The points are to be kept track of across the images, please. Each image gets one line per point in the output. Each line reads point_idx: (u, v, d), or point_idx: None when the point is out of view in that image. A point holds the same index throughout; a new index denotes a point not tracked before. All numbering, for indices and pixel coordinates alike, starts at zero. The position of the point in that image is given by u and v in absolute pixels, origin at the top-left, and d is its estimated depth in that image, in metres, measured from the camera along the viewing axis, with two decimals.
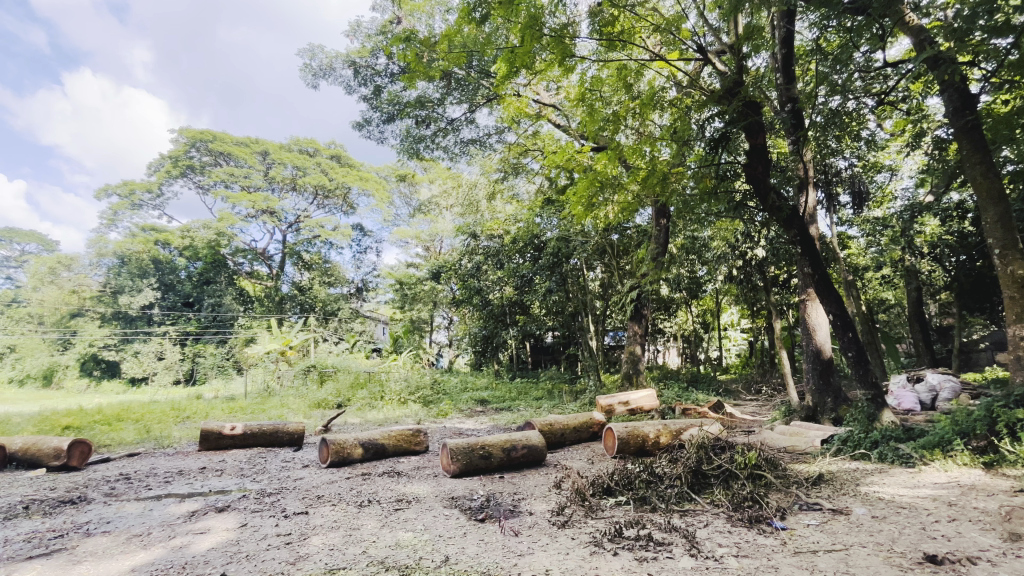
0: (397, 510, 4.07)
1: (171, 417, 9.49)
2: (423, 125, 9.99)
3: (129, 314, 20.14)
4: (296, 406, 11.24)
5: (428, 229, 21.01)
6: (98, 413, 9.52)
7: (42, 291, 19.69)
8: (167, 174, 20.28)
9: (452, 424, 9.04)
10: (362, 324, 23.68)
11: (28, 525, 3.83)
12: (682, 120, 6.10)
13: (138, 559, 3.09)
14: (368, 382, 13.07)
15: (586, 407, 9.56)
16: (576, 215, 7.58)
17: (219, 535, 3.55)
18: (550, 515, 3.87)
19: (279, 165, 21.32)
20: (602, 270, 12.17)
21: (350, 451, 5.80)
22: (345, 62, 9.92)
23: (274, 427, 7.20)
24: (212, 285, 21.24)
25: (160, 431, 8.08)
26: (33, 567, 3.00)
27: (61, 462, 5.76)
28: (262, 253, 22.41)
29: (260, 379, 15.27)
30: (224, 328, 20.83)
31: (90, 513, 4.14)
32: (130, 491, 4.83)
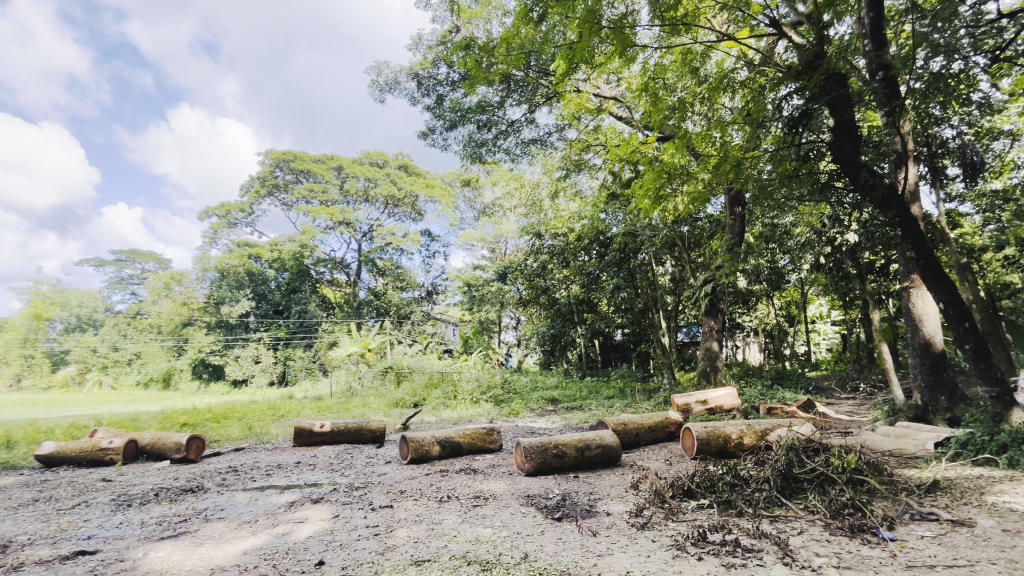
0: (476, 506, 4.17)
1: (268, 416, 10.39)
2: (485, 129, 10.16)
3: (230, 322, 22.27)
4: (376, 405, 11.87)
5: (493, 231, 21.38)
6: (208, 411, 10.64)
7: (160, 304, 22.37)
8: (257, 194, 22.26)
9: (524, 423, 9.11)
10: (433, 326, 24.57)
11: (158, 510, 4.37)
12: (755, 101, 5.72)
13: (249, 544, 3.41)
14: (441, 381, 13.53)
15: (661, 406, 9.25)
16: (643, 209, 7.36)
17: (315, 524, 3.83)
18: (628, 516, 3.79)
19: (352, 179, 22.66)
20: (672, 264, 11.70)
21: (428, 449, 6.03)
22: (409, 75, 10.32)
23: (358, 425, 7.64)
24: (298, 293, 23.02)
25: (260, 428, 8.89)
26: (166, 546, 3.41)
27: (181, 455, 6.48)
28: (341, 261, 23.94)
29: (343, 379, 16.30)
30: (310, 333, 22.43)
31: (206, 501, 4.63)
32: (237, 482, 5.35)
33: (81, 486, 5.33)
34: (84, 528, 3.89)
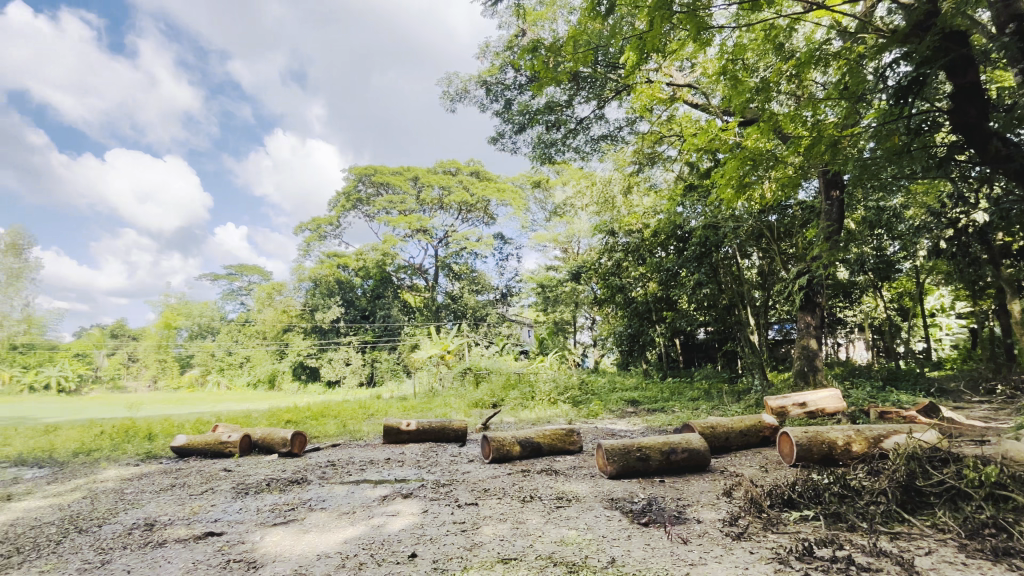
0: (559, 508, 4.15)
1: (360, 414, 11.11)
2: (554, 129, 10.13)
3: (323, 327, 24.09)
4: (457, 405, 12.26)
5: (565, 231, 21.30)
6: (307, 410, 11.59)
7: (265, 312, 24.77)
8: (343, 208, 23.94)
9: (605, 425, 8.95)
10: (509, 328, 24.94)
11: (271, 498, 4.83)
12: (852, 74, 5.17)
13: (348, 534, 3.66)
14: (519, 382, 13.71)
15: (753, 408, 8.65)
16: (725, 200, 6.95)
17: (407, 518, 4.02)
18: (721, 525, 3.59)
19: (428, 188, 23.65)
20: (759, 257, 10.93)
21: (509, 448, 6.12)
22: (478, 83, 10.53)
23: (442, 424, 7.93)
24: (382, 299, 24.41)
25: (354, 426, 9.53)
26: (278, 531, 3.76)
27: (287, 449, 7.11)
28: (419, 268, 25.03)
29: (426, 380, 17.03)
30: (394, 337, 23.68)
31: (309, 492, 5.04)
32: (336, 476, 5.77)
33: (207, 475, 6.03)
34: (212, 511, 4.40)
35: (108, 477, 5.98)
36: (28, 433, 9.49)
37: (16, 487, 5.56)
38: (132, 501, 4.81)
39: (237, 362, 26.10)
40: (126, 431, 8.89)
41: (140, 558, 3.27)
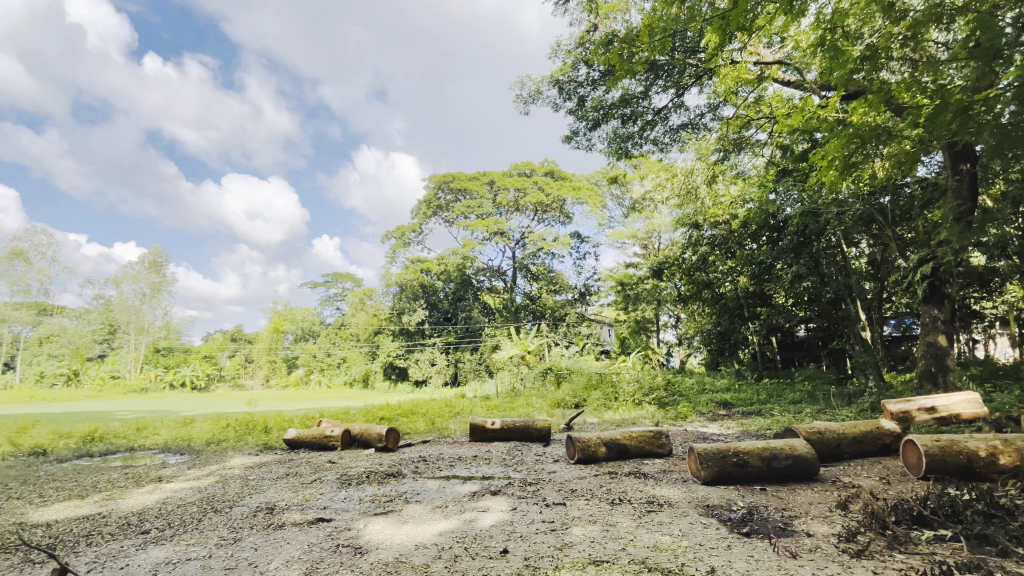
0: (649, 512, 4.02)
1: (446, 413, 11.55)
2: (630, 123, 9.84)
3: (410, 329, 25.38)
4: (539, 405, 12.31)
5: (644, 226, 20.63)
6: (399, 408, 12.29)
7: (358, 316, 26.68)
8: (424, 215, 25.14)
9: (695, 428, 8.52)
10: (589, 327, 24.60)
11: (371, 489, 5.17)
12: (983, 28, 4.46)
13: (442, 526, 3.82)
14: (601, 382, 13.50)
15: (867, 413, 7.78)
16: (828, 182, 6.31)
17: (496, 514, 4.10)
18: (836, 540, 3.26)
19: (504, 191, 24.06)
20: (869, 244, 9.82)
21: (595, 449, 6.03)
22: (550, 83, 10.48)
23: (525, 423, 8.00)
24: (464, 301, 25.22)
25: (442, 424, 9.93)
26: (380, 521, 4.02)
27: (382, 444, 7.59)
28: (498, 270, 25.53)
29: (507, 380, 17.32)
30: (476, 337, 24.37)
31: (405, 485, 5.33)
32: (428, 471, 6.05)
33: (315, 466, 6.60)
34: (320, 499, 4.81)
35: (234, 465, 6.76)
36: (171, 424, 11.00)
37: (165, 470, 6.47)
38: (254, 487, 5.39)
39: (335, 363, 28.30)
40: (246, 425, 9.99)
41: (264, 538, 3.65)
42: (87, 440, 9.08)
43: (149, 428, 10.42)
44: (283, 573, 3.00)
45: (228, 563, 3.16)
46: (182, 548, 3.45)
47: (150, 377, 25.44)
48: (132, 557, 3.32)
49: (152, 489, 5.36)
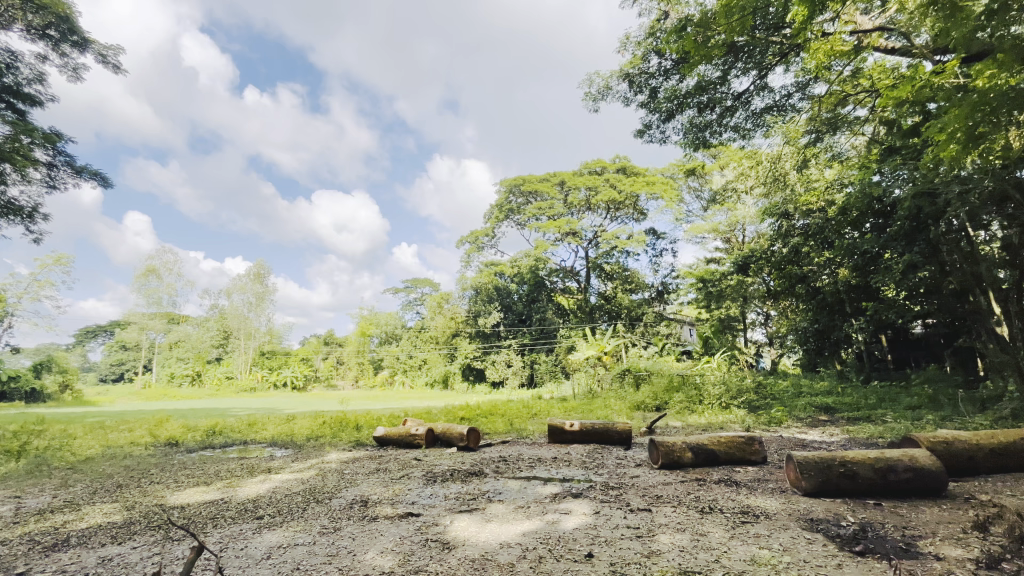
0: (744, 523, 3.76)
1: (524, 414, 11.64)
2: (707, 111, 9.34)
3: (486, 331, 25.96)
4: (619, 407, 12.01)
5: (726, 219, 19.46)
6: (478, 409, 12.61)
7: (437, 319, 27.82)
8: (497, 219, 25.73)
9: (792, 434, 7.87)
10: (668, 327, 23.62)
11: (455, 487, 5.34)
12: None
13: (525, 527, 3.84)
14: (683, 384, 12.92)
15: (1006, 421, 6.74)
16: (949, 159, 5.55)
17: (579, 517, 4.06)
18: (973, 566, 2.85)
19: (575, 191, 23.86)
20: (1003, 226, 8.49)
21: (680, 455, 5.77)
22: (619, 78, 10.19)
23: (605, 425, 7.82)
24: (538, 303, 25.30)
25: (521, 425, 10.01)
26: (465, 518, 4.13)
27: (464, 443, 7.80)
28: (571, 270, 25.32)
29: (583, 381, 17.14)
30: (551, 339, 24.38)
31: (487, 484, 5.44)
32: (508, 471, 6.13)
33: (402, 462, 6.94)
34: (408, 494, 5.04)
35: (332, 459, 7.30)
36: (276, 420, 12.10)
37: (274, 463, 7.13)
38: (350, 480, 5.78)
39: (417, 365, 29.61)
40: (341, 422, 10.72)
41: (360, 528, 3.89)
42: (209, 433, 10.25)
43: (258, 424, 11.53)
44: (379, 562, 3.17)
45: (330, 550, 3.40)
46: (291, 534, 3.78)
47: (258, 378, 28.26)
48: (250, 539, 3.70)
49: (264, 479, 5.93)
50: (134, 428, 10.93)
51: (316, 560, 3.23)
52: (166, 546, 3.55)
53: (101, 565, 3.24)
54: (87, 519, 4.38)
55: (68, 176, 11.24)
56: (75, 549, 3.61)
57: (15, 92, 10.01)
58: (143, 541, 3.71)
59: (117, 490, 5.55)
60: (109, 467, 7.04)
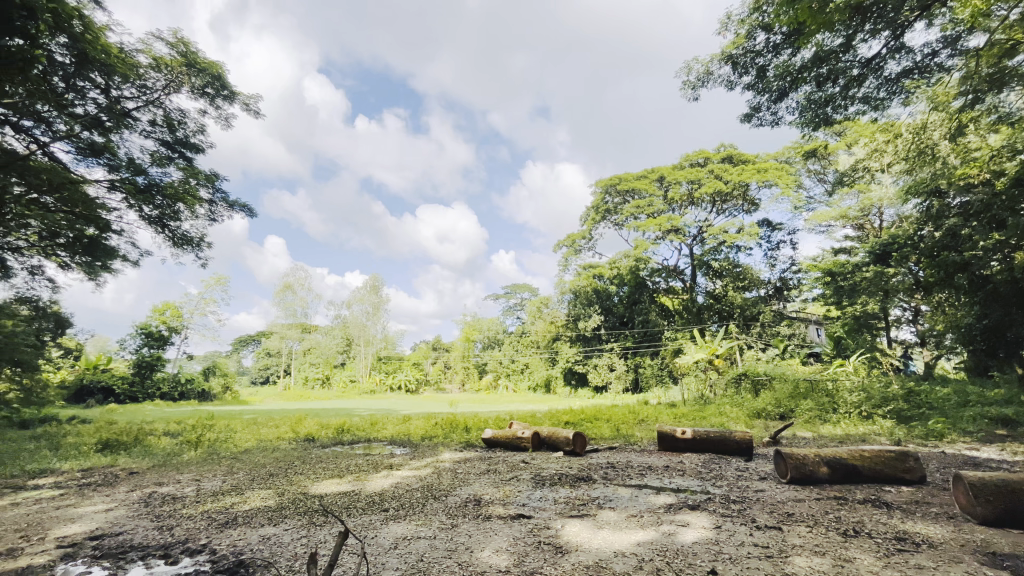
0: (901, 552, 3.25)
1: (631, 419, 11.31)
2: (828, 84, 8.35)
3: (587, 334, 25.66)
4: (735, 415, 11.13)
5: (856, 203, 17.23)
6: (583, 413, 12.53)
7: (539, 324, 28.39)
8: (594, 221, 25.57)
9: (959, 451, 6.66)
10: (791, 327, 21.35)
11: (564, 491, 5.33)
12: None
13: (640, 537, 3.71)
14: (812, 391, 11.63)
15: None
16: None
17: (699, 530, 3.82)
18: None
19: (675, 185, 22.82)
20: None
21: (813, 468, 5.16)
22: (721, 61, 9.48)
23: (722, 434, 7.29)
24: (639, 304, 24.38)
25: (628, 430, 9.74)
26: (576, 523, 4.10)
27: (570, 447, 7.75)
28: (674, 270, 24.11)
29: (694, 387, 16.18)
30: (655, 342, 23.39)
31: (597, 490, 5.34)
32: (618, 477, 5.97)
33: (511, 464, 7.10)
34: (519, 496, 5.14)
35: (445, 458, 7.72)
36: (395, 421, 13.12)
37: (396, 460, 7.72)
38: (463, 480, 6.06)
39: (519, 368, 30.44)
40: (452, 424, 11.30)
41: (476, 526, 4.05)
42: (339, 431, 11.40)
43: (379, 423, 12.59)
44: (495, 561, 3.26)
45: (450, 545, 3.58)
46: (414, 528, 4.04)
47: (377, 381, 30.85)
48: (379, 529, 4.02)
49: (386, 475, 6.44)
50: (280, 425, 12.54)
51: (438, 554, 3.41)
52: (311, 530, 4.00)
53: (262, 542, 3.76)
54: (249, 502, 5.10)
55: (225, 210, 13.29)
56: (242, 527, 4.23)
57: (184, 143, 12.07)
58: (293, 524, 4.23)
59: (269, 478, 6.41)
60: (262, 458, 8.13)
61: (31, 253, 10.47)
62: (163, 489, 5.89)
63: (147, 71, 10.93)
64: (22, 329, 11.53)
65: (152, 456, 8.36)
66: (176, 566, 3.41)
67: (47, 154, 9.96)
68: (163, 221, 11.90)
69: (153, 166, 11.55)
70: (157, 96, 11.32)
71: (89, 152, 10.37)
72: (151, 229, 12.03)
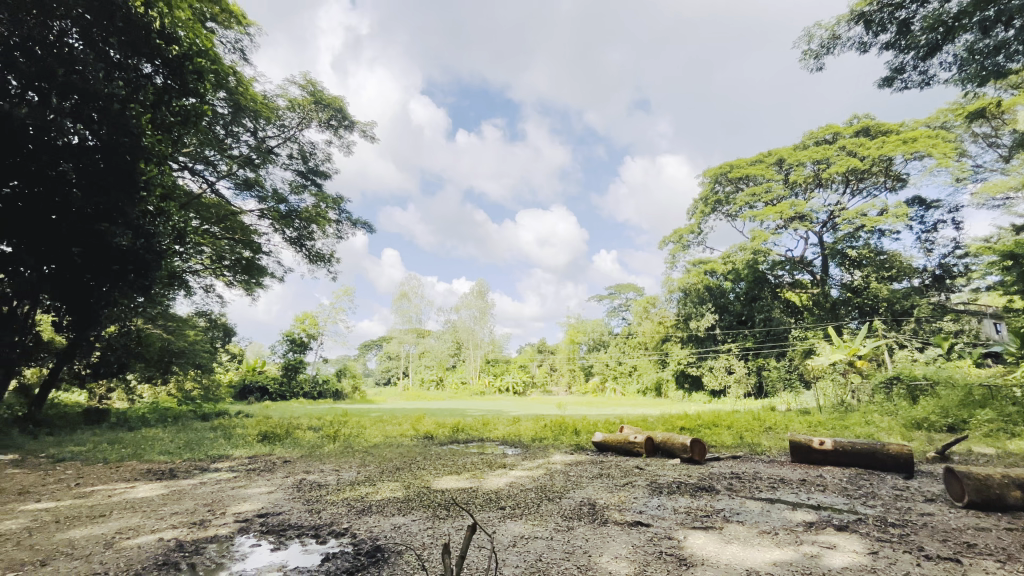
0: None
1: (757, 426, 10.39)
2: (997, 29, 6.93)
3: (700, 335, 24.08)
4: (887, 425, 9.65)
5: None
6: (700, 418, 11.81)
7: (646, 324, 27.36)
8: (703, 213, 24.09)
9: None
10: (957, 323, 18.12)
11: (684, 501, 5.03)
12: None
13: (776, 555, 3.38)
14: (991, 399, 9.69)
15: None
16: None
17: (848, 555, 3.37)
18: None
19: (799, 167, 20.73)
20: None
21: (1001, 492, 4.26)
22: (850, 22, 8.26)
23: (871, 447, 6.38)
24: (759, 301, 22.44)
25: (752, 438, 8.96)
26: (701, 535, 3.85)
27: (688, 455, 7.33)
28: (801, 261, 21.90)
29: (832, 393, 14.37)
30: (781, 341, 21.28)
31: (721, 502, 4.97)
32: (745, 489, 5.50)
33: (624, 469, 6.91)
34: (635, 503, 4.97)
35: (557, 460, 7.76)
36: (505, 421, 13.53)
37: (509, 459, 7.93)
38: (576, 482, 6.03)
39: (627, 371, 29.64)
40: (561, 426, 11.33)
41: (592, 530, 4.00)
42: (454, 430, 12.02)
43: (491, 424, 13.03)
44: (615, 567, 3.19)
45: (567, 548, 3.57)
46: (531, 527, 4.11)
47: (486, 383, 31.97)
48: (497, 526, 4.17)
49: (501, 473, 6.64)
50: (403, 423, 13.57)
51: (556, 555, 3.43)
52: (437, 522, 4.26)
53: (394, 531, 4.10)
54: (381, 493, 5.60)
55: (349, 228, 14.79)
56: (376, 515, 4.66)
57: (315, 171, 13.65)
58: (419, 515, 4.55)
59: (397, 471, 6.97)
60: (389, 453, 8.87)
61: (205, 274, 12.59)
62: (311, 476, 6.71)
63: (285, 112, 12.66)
64: (201, 338, 13.90)
65: (300, 447, 9.57)
66: (326, 544, 3.85)
67: (214, 191, 11.95)
68: (301, 241, 13.57)
69: (292, 194, 13.27)
70: (293, 132, 13.00)
71: (244, 186, 12.25)
72: (292, 249, 13.80)
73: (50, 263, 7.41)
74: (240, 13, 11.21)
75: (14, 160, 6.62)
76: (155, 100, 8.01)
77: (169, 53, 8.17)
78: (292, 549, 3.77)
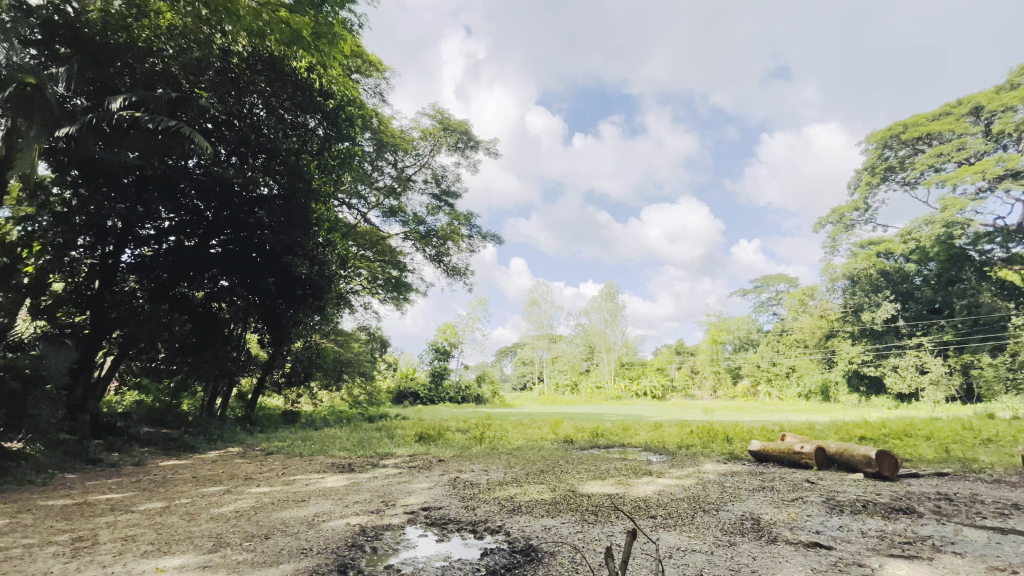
0: None
1: (967, 437, 8.46)
2: None
3: (876, 329, 20.49)
4: None
5: None
6: (885, 426, 9.98)
7: (803, 318, 24.21)
8: (869, 184, 20.59)
9: None
10: None
11: (875, 523, 4.28)
12: None
13: None
14: None
15: None
16: None
17: None
18: None
19: (1005, 113, 16.62)
20: None
21: None
22: None
23: None
24: (959, 284, 18.65)
25: (962, 452, 7.31)
26: (902, 565, 3.24)
27: (874, 469, 6.25)
28: (1017, 229, 17.61)
29: None
30: (996, 333, 17.28)
31: (926, 527, 4.12)
32: (960, 514, 4.48)
33: (792, 483, 6.14)
34: (810, 521, 4.37)
35: (708, 469, 7.21)
36: (646, 427, 12.99)
37: (654, 467, 7.59)
38: (734, 495, 5.51)
39: (784, 373, 26.51)
40: (709, 433, 10.53)
41: (760, 548, 3.62)
42: (594, 435, 11.87)
43: (631, 429, 12.62)
44: None
45: (731, 565, 3.29)
46: (687, 539, 3.87)
47: (623, 387, 31.13)
48: (649, 536, 4.01)
49: (648, 481, 6.38)
50: (543, 427, 13.85)
51: (719, 571, 3.19)
52: (588, 526, 4.24)
53: (546, 532, 4.19)
54: (529, 494, 5.78)
55: (480, 241, 15.68)
56: (527, 515, 4.82)
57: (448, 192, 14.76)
58: (568, 518, 4.58)
59: (541, 474, 7.14)
60: (533, 456, 9.14)
61: (364, 293, 14.35)
62: (464, 475, 7.22)
63: (419, 143, 13.96)
64: (364, 349, 15.84)
65: (452, 448, 10.34)
66: (483, 540, 4.10)
67: (367, 220, 13.63)
68: (440, 257, 14.75)
69: (429, 215, 14.52)
70: (427, 159, 14.26)
71: (390, 214, 13.75)
72: (433, 265, 15.07)
73: (255, 293, 9.03)
74: (377, 62, 12.69)
75: (226, 213, 8.36)
76: (319, 148, 9.41)
77: (327, 107, 9.34)
78: (453, 541, 4.09)
